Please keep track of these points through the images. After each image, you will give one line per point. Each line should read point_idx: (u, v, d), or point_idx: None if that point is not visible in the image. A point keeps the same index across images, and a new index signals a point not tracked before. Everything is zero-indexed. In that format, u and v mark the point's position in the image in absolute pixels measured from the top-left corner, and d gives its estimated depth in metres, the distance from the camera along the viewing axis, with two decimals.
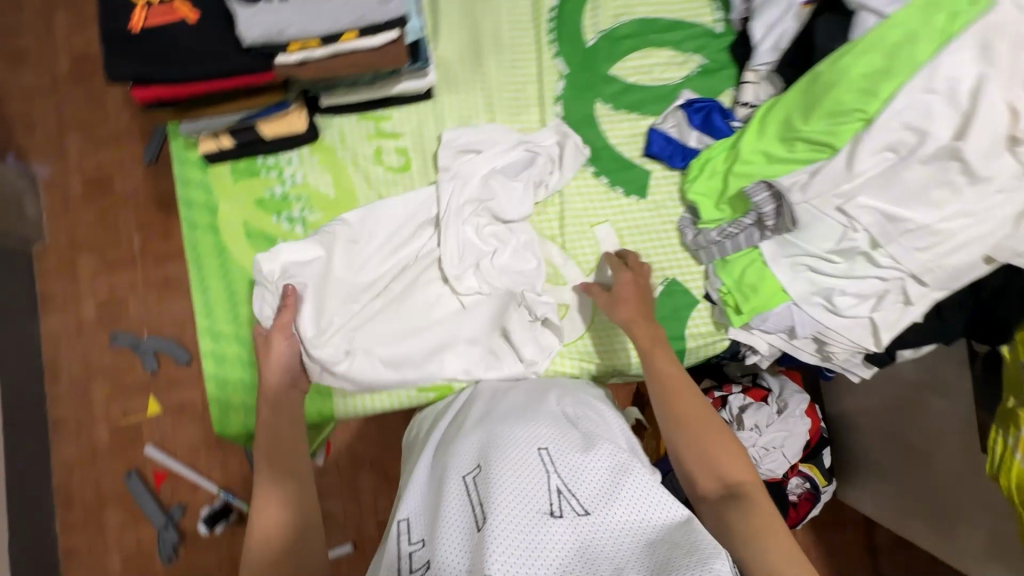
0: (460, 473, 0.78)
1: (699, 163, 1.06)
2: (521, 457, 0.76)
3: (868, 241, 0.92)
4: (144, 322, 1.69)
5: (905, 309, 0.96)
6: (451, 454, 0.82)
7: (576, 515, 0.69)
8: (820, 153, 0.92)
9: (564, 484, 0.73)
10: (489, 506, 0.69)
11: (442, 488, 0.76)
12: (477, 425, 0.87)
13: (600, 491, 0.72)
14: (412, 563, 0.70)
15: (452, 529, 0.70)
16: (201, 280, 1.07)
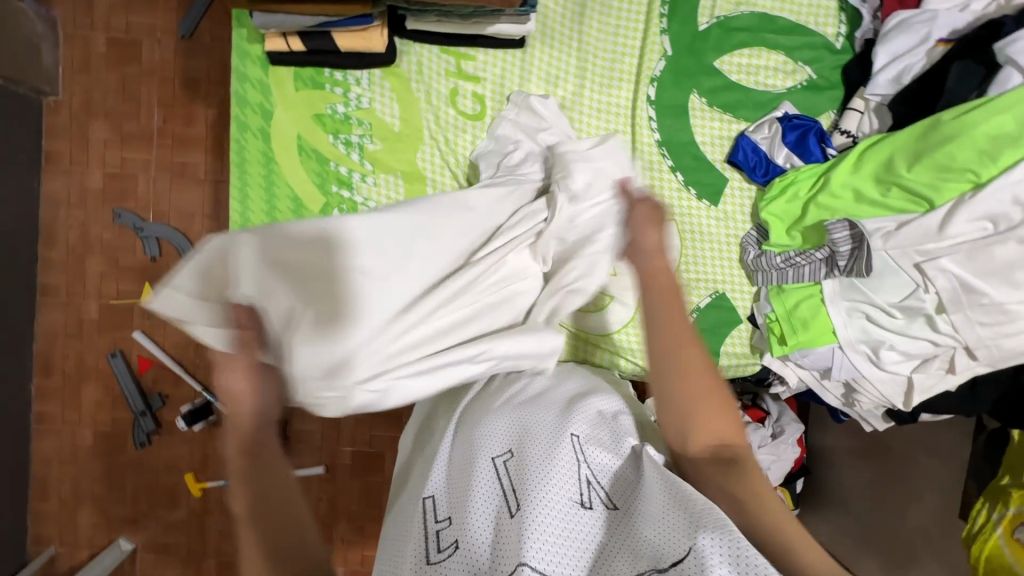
0: (490, 455, 0.77)
1: (782, 183, 1.01)
2: (551, 444, 0.76)
3: (934, 304, 0.90)
4: (152, 207, 1.61)
5: (944, 377, 0.96)
6: (479, 432, 0.82)
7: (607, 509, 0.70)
8: (913, 205, 0.90)
9: (595, 477, 0.74)
10: (522, 495, 0.69)
11: (471, 470, 0.76)
12: (504, 405, 0.86)
13: (629, 489, 0.73)
14: (439, 540, 0.69)
15: (482, 512, 0.70)
16: (242, 187, 1.00)
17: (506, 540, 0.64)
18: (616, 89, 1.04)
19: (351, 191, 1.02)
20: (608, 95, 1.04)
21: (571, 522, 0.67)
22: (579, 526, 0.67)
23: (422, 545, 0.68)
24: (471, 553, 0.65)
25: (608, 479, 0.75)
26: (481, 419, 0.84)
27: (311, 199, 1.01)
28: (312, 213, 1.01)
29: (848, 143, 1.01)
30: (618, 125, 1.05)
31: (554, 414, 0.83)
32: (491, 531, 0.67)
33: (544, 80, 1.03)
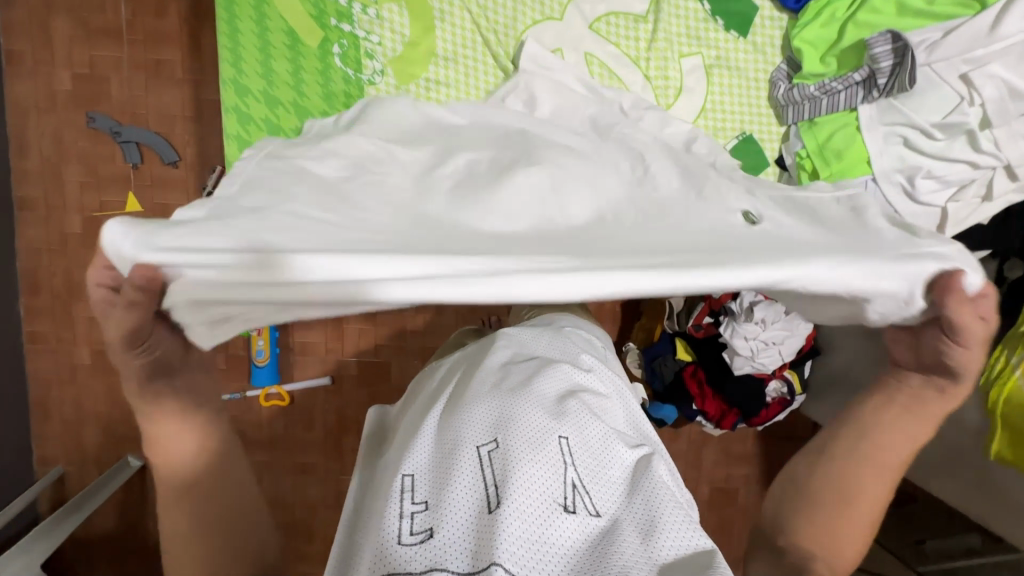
0: (474, 442, 0.70)
1: (818, 5, 0.94)
2: (545, 439, 0.70)
3: (978, 119, 0.86)
4: None
5: (978, 207, 0.93)
6: (462, 416, 0.74)
7: (591, 513, 0.65)
8: (960, 11, 0.85)
9: (581, 474, 0.69)
10: (505, 487, 0.63)
11: (452, 452, 0.69)
12: (497, 386, 0.80)
13: (611, 493, 0.69)
14: (410, 522, 0.63)
15: (461, 499, 0.64)
16: (228, 17, 0.90)
17: (483, 536, 0.59)
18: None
19: (351, 24, 0.93)
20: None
21: (556, 524, 0.62)
22: (560, 530, 0.62)
23: (391, 523, 0.62)
24: (443, 544, 0.60)
25: (597, 483, 0.69)
26: (466, 400, 0.77)
27: (309, 33, 0.92)
28: (310, 49, 0.92)
29: None
30: None
31: (549, 405, 0.76)
32: (467, 519, 0.62)
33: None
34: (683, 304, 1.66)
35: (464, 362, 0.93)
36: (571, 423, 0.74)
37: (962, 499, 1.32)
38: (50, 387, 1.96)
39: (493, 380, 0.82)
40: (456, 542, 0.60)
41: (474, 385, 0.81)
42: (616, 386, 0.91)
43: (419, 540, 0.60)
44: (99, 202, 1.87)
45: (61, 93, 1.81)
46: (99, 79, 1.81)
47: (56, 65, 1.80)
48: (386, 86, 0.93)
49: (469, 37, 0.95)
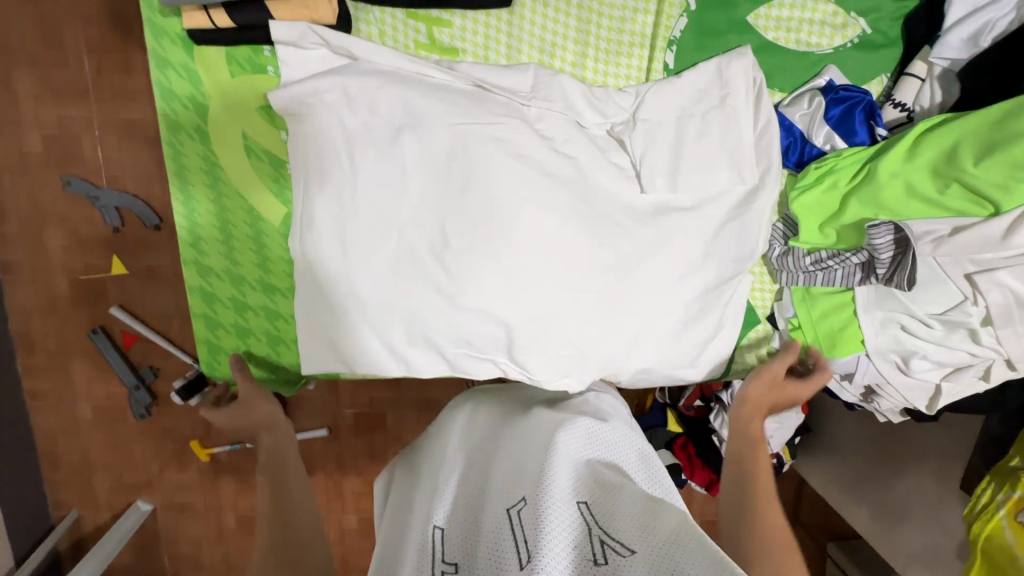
0: (497, 502, 0.73)
1: (818, 170, 0.87)
2: (560, 492, 0.71)
3: (980, 317, 0.81)
4: None
5: (976, 383, 0.89)
6: (483, 483, 0.80)
7: (619, 557, 0.63)
8: (974, 207, 0.76)
9: (605, 530, 0.68)
10: (532, 542, 0.64)
11: (475, 519, 0.73)
12: (515, 453, 0.84)
13: (641, 531, 0.67)
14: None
15: (489, 563, 0.66)
16: (186, 199, 0.87)
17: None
18: (628, 57, 0.94)
19: None
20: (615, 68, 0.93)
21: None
22: None
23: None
24: None
25: (625, 528, 0.68)
26: (489, 471, 0.82)
27: (273, 211, 0.89)
28: (276, 226, 0.90)
29: (902, 119, 0.85)
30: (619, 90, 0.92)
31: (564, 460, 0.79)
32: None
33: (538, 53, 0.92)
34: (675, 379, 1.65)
35: (488, 427, 0.95)
36: (587, 483, 0.76)
37: None
38: (57, 439, 2.01)
39: (512, 448, 0.85)
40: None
41: (496, 455, 0.86)
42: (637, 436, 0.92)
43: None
44: (85, 264, 1.84)
45: (32, 154, 1.72)
46: (70, 140, 1.72)
47: (23, 126, 1.70)
48: None
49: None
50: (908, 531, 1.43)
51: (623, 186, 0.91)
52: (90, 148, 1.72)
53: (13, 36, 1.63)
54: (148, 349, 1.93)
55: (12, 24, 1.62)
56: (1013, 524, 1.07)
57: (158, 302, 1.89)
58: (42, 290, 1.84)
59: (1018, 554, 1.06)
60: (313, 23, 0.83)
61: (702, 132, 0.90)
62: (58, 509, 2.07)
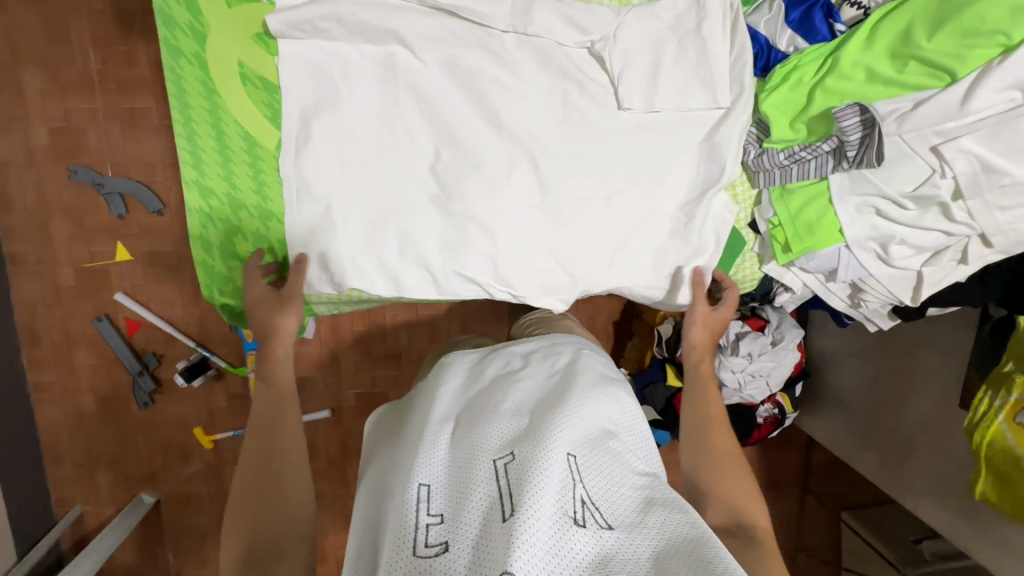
0: (485, 449, 0.71)
1: (784, 70, 0.91)
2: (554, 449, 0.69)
3: (950, 191, 0.83)
4: None
5: (955, 268, 0.92)
6: (470, 423, 0.76)
7: (600, 528, 0.64)
8: (931, 81, 0.81)
9: (590, 492, 0.68)
10: (520, 499, 0.62)
11: (463, 461, 0.70)
12: (505, 399, 0.80)
13: (622, 505, 0.68)
14: (426, 533, 0.63)
15: (475, 512, 0.64)
16: (186, 123, 0.91)
17: (497, 546, 0.59)
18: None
19: None
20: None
21: (564, 540, 0.61)
22: (570, 546, 0.61)
23: (405, 531, 0.63)
24: (456, 558, 0.60)
25: (608, 500, 0.69)
26: (478, 414, 0.78)
27: (265, 135, 0.92)
28: (268, 149, 0.92)
29: (859, 16, 0.89)
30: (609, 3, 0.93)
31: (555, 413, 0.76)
32: (479, 532, 0.62)
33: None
34: (672, 331, 1.65)
35: (479, 364, 0.92)
36: (580, 437, 0.74)
37: (947, 528, 1.33)
38: (62, 432, 2.01)
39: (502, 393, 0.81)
40: (471, 555, 0.60)
41: (483, 397, 0.81)
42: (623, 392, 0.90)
43: (434, 553, 0.61)
44: (90, 253, 1.88)
45: (38, 146, 1.77)
46: (75, 132, 1.76)
47: (30, 119, 1.74)
48: None
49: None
50: (914, 468, 1.41)
51: (603, 102, 0.95)
52: (95, 139, 1.77)
53: (21, 32, 1.68)
54: (151, 335, 1.96)
55: (20, 22, 1.67)
56: (1012, 426, 1.08)
57: (162, 288, 1.92)
58: (48, 280, 1.87)
59: (1022, 456, 1.06)
60: None
61: (680, 56, 0.93)
62: (63, 504, 2.05)
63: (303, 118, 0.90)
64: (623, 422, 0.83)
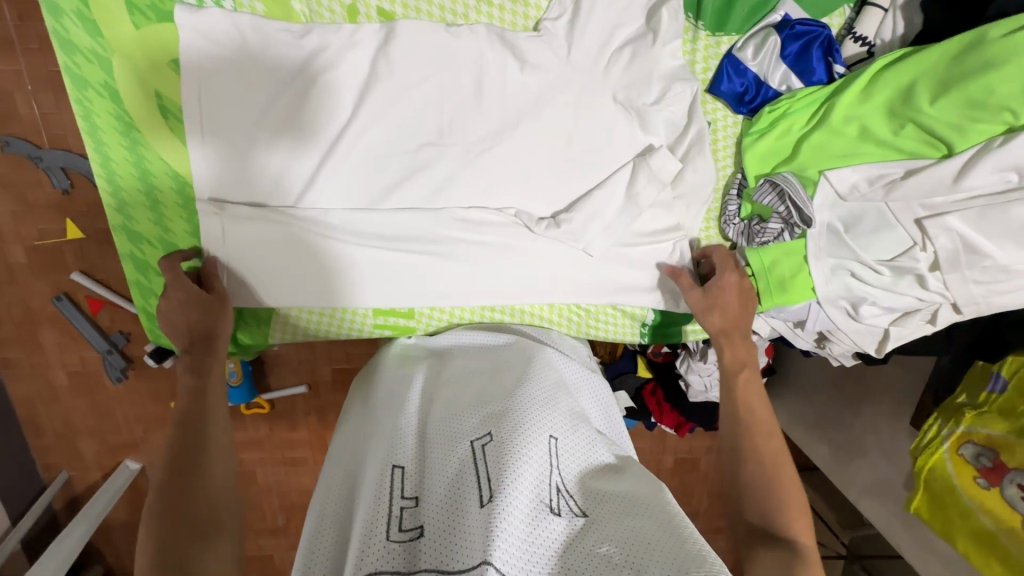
0: (467, 438, 0.74)
1: (772, 114, 0.83)
2: (533, 437, 0.73)
3: (928, 262, 0.79)
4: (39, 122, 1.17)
5: (922, 327, 0.90)
6: (451, 415, 0.78)
7: (573, 515, 0.68)
8: (926, 148, 0.74)
9: (565, 483, 0.72)
10: (499, 483, 0.65)
11: (446, 452, 0.72)
12: (484, 390, 0.83)
13: (597, 495, 0.72)
14: (400, 521, 0.64)
15: (450, 499, 0.66)
16: (105, 164, 0.80)
17: (471, 527, 0.61)
18: None
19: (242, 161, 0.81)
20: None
21: (538, 524, 0.64)
22: (546, 530, 0.64)
23: (380, 516, 0.64)
24: (434, 543, 0.62)
25: (581, 493, 0.73)
26: (457, 408, 0.80)
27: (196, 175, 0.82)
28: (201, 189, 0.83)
29: (862, 55, 0.80)
30: None
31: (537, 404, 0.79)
32: (454, 512, 0.64)
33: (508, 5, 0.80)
34: None
35: (458, 354, 0.92)
36: (559, 428, 0.78)
37: (882, 525, 1.41)
38: (34, 410, 1.47)
39: (480, 386, 0.84)
40: (447, 539, 0.62)
41: (461, 391, 0.84)
42: (598, 387, 0.94)
43: (409, 538, 0.63)
44: None
45: None
46: None
47: None
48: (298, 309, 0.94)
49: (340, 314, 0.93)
50: (861, 468, 1.47)
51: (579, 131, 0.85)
52: None
53: None
54: None
55: None
56: (953, 457, 1.12)
57: None
58: None
59: (958, 485, 1.11)
60: None
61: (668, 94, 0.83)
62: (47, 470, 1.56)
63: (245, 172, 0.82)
64: (597, 426, 0.87)
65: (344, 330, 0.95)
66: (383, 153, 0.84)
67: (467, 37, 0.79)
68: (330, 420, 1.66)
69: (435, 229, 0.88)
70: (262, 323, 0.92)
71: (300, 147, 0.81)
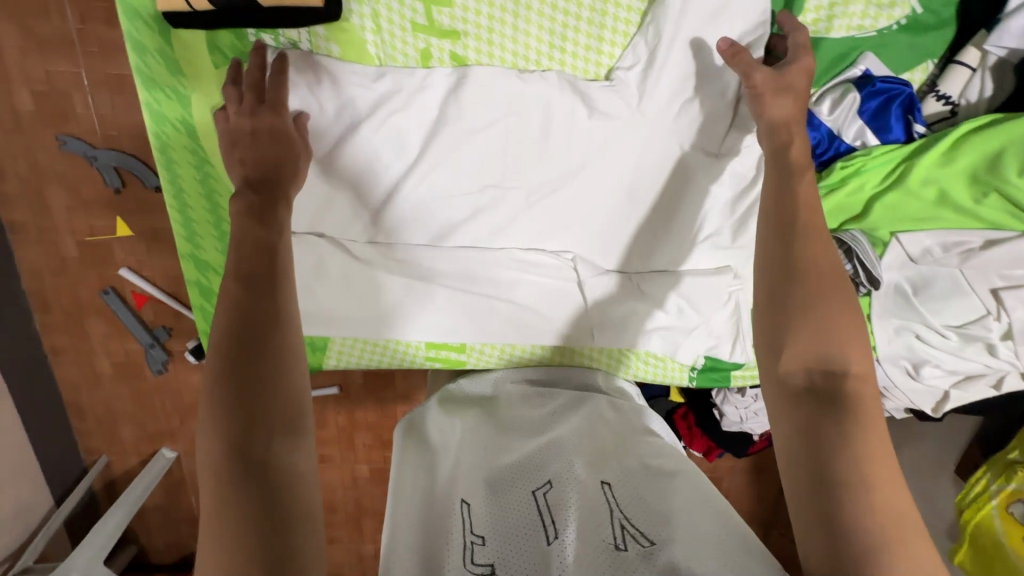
0: (528, 483, 0.69)
1: (845, 169, 0.79)
2: (592, 475, 0.68)
3: (1000, 331, 0.78)
4: (97, 123, 1.15)
5: (986, 391, 0.87)
6: (508, 453, 0.74)
7: (645, 537, 0.62)
8: (1010, 220, 0.73)
9: (630, 498, 0.66)
10: (565, 530, 0.61)
11: (506, 492, 0.68)
12: (541, 424, 0.79)
13: (665, 497, 0.66)
14: (472, 555, 0.61)
15: (519, 542, 0.62)
16: (177, 195, 0.82)
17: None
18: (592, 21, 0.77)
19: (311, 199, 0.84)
20: (658, 40, 0.76)
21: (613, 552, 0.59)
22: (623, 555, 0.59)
23: (450, 559, 0.60)
24: None
25: (648, 496, 0.66)
26: (508, 444, 0.76)
27: None
28: None
29: (944, 114, 0.77)
30: (614, 19, 0.77)
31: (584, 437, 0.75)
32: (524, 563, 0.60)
33: (585, 45, 0.78)
34: None
35: (509, 391, 0.88)
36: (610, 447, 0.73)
37: None
38: (77, 398, 1.44)
39: (530, 419, 0.80)
40: None
41: (514, 426, 0.79)
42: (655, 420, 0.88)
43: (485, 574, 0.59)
44: None
45: None
46: None
47: None
48: (351, 347, 0.94)
49: (388, 347, 0.93)
50: None
51: (647, 174, 0.84)
52: None
53: None
54: None
55: None
56: (1003, 514, 1.09)
57: None
58: None
59: (1005, 544, 1.07)
60: (309, 9, 0.70)
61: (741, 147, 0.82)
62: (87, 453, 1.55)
63: (315, 206, 0.84)
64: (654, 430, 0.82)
65: (392, 361, 0.94)
66: (448, 194, 0.85)
67: (538, 83, 0.78)
68: (360, 424, 1.65)
69: (494, 270, 0.89)
70: (314, 352, 0.93)
71: (367, 185, 0.84)
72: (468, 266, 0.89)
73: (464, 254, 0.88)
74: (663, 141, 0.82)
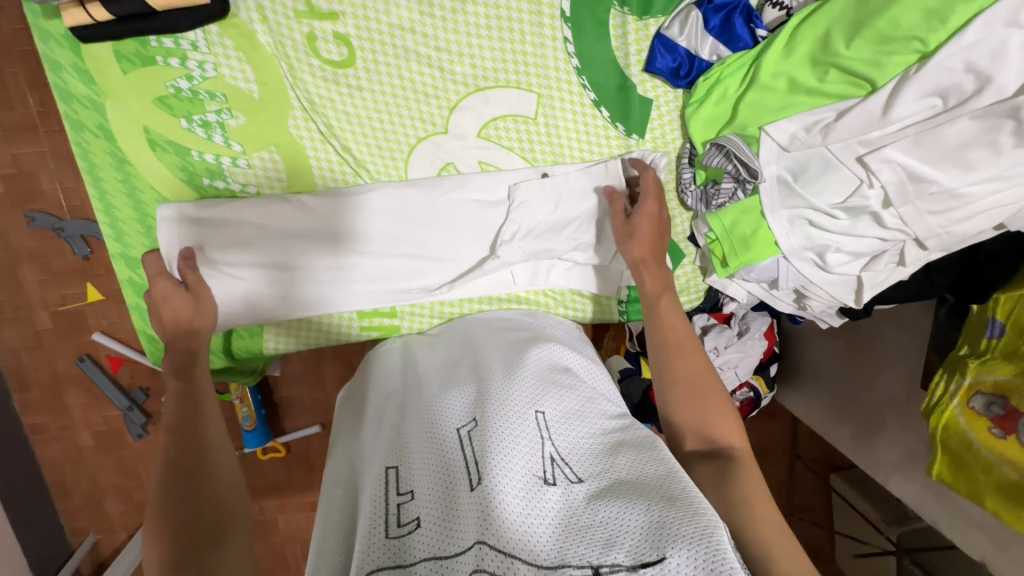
0: (454, 425, 0.71)
1: (708, 82, 0.88)
2: (518, 415, 0.70)
3: (880, 199, 0.81)
4: (62, 194, 1.21)
5: (895, 270, 0.89)
6: (438, 407, 0.75)
7: (568, 482, 0.64)
8: (854, 88, 0.78)
9: (557, 450, 0.68)
10: (486, 467, 0.62)
11: (431, 439, 0.70)
12: (466, 376, 0.81)
13: (591, 457, 0.68)
14: (398, 513, 0.60)
15: (440, 489, 0.62)
16: (102, 197, 0.89)
17: (466, 513, 0.57)
18: None
19: (225, 180, 0.91)
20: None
21: (535, 497, 0.60)
22: (541, 502, 0.60)
23: (377, 516, 0.60)
24: (434, 528, 0.57)
25: (576, 456, 0.69)
26: (437, 396, 0.78)
27: (185, 198, 0.91)
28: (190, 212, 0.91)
29: (782, 18, 0.85)
30: None
31: (516, 381, 0.77)
32: (448, 504, 0.59)
33: (451, 18, 0.85)
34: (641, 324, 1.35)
35: (439, 353, 0.91)
36: (540, 399, 0.75)
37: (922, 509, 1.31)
38: (63, 475, 1.40)
39: (459, 373, 0.83)
40: (443, 521, 0.58)
41: (446, 382, 0.81)
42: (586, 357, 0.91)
43: (405, 530, 0.57)
44: None
45: None
46: None
47: None
48: (290, 328, 0.99)
49: (327, 319, 0.99)
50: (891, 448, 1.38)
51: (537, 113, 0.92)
52: None
53: None
54: None
55: None
56: (964, 411, 1.06)
57: None
58: None
59: (975, 440, 1.04)
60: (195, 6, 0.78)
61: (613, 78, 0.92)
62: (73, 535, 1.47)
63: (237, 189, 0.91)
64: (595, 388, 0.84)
65: (334, 332, 1.01)
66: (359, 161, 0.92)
67: None
68: None
69: (410, 230, 0.95)
70: (254, 335, 0.99)
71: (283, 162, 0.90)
72: (386, 227, 0.94)
73: (380, 219, 0.94)
74: (543, 80, 0.91)
